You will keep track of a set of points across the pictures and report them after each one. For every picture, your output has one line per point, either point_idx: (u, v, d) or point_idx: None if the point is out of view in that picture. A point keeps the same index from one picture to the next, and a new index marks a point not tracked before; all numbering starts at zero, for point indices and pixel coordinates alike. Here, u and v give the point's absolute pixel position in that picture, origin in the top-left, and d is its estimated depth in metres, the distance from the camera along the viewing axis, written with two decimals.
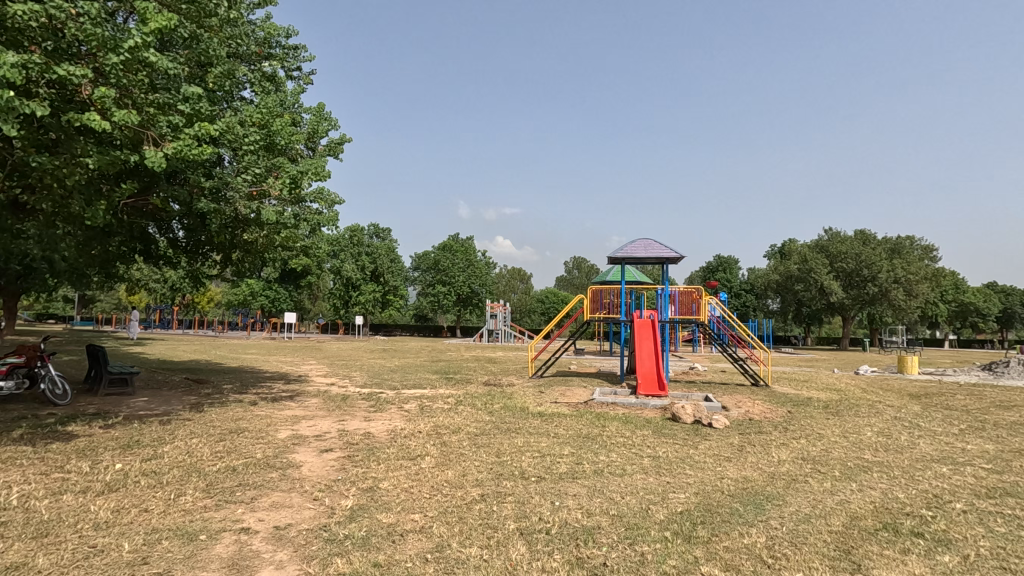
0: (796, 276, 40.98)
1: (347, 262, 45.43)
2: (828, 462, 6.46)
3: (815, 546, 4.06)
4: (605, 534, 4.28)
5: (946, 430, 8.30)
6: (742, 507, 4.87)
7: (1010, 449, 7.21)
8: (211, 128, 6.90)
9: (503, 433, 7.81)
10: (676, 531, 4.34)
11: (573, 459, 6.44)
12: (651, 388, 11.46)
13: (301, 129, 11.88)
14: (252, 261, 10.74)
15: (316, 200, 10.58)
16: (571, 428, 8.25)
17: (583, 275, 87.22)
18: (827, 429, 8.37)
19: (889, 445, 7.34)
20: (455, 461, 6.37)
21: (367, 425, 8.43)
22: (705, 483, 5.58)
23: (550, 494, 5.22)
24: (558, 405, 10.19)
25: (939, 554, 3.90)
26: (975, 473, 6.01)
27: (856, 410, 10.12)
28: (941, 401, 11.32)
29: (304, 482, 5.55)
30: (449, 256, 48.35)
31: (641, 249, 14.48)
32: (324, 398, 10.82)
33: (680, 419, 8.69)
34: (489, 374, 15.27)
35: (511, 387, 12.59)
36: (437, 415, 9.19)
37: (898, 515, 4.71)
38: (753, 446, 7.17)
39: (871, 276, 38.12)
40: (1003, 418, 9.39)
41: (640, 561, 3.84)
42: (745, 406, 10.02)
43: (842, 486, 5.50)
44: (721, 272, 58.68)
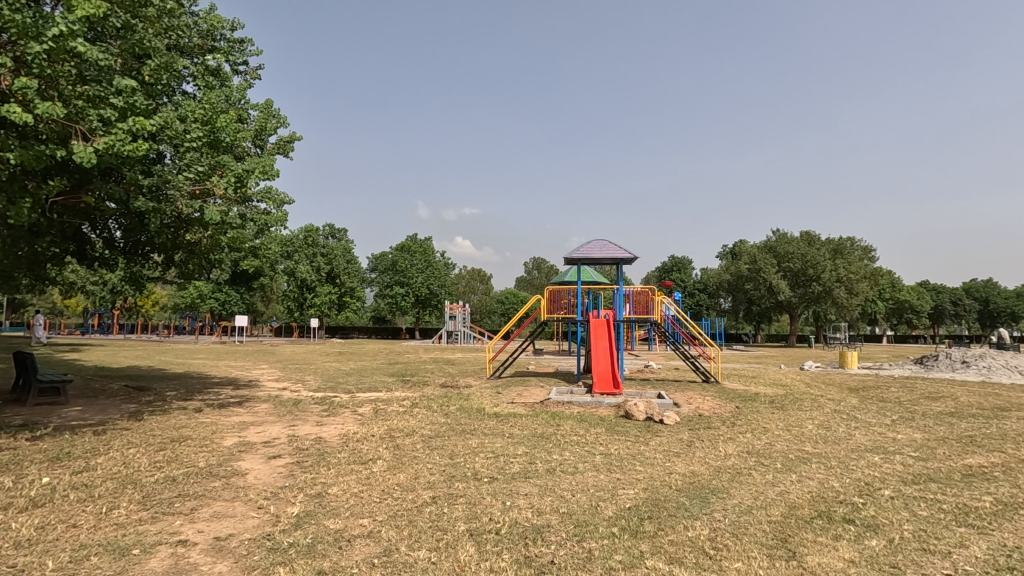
0: (746, 276, 42.49)
1: (301, 262, 44.26)
2: (771, 455, 6.72)
3: (754, 536, 4.21)
4: (554, 532, 4.32)
5: (880, 422, 8.77)
6: (688, 501, 5.00)
7: (935, 437, 7.68)
8: (146, 123, 6.58)
9: (457, 435, 7.79)
10: (624, 526, 4.43)
11: (525, 459, 6.47)
12: (606, 387, 11.66)
13: (248, 126, 11.53)
14: (196, 263, 10.31)
15: (264, 199, 10.27)
16: (526, 428, 8.28)
17: (543, 275, 87.94)
18: (772, 423, 8.70)
19: (827, 437, 7.70)
20: (408, 464, 6.31)
21: (319, 430, 8.24)
22: (654, 478, 5.71)
23: (502, 494, 5.24)
24: (514, 406, 10.21)
25: (867, 539, 4.12)
26: (903, 461, 6.38)
27: (799, 404, 10.58)
28: (877, 394, 11.95)
29: (249, 490, 5.37)
30: (407, 257, 47.92)
31: (597, 250, 14.70)
32: (274, 403, 10.50)
33: (633, 416, 8.88)
34: (447, 376, 15.18)
35: (468, 389, 12.56)
36: (391, 418, 9.07)
37: (832, 503, 4.95)
38: (702, 441, 7.38)
39: (816, 275, 39.83)
40: (930, 408, 10.01)
41: (587, 557, 3.89)
42: (695, 402, 10.34)
43: (783, 477, 5.73)
44: (676, 273, 60.34)
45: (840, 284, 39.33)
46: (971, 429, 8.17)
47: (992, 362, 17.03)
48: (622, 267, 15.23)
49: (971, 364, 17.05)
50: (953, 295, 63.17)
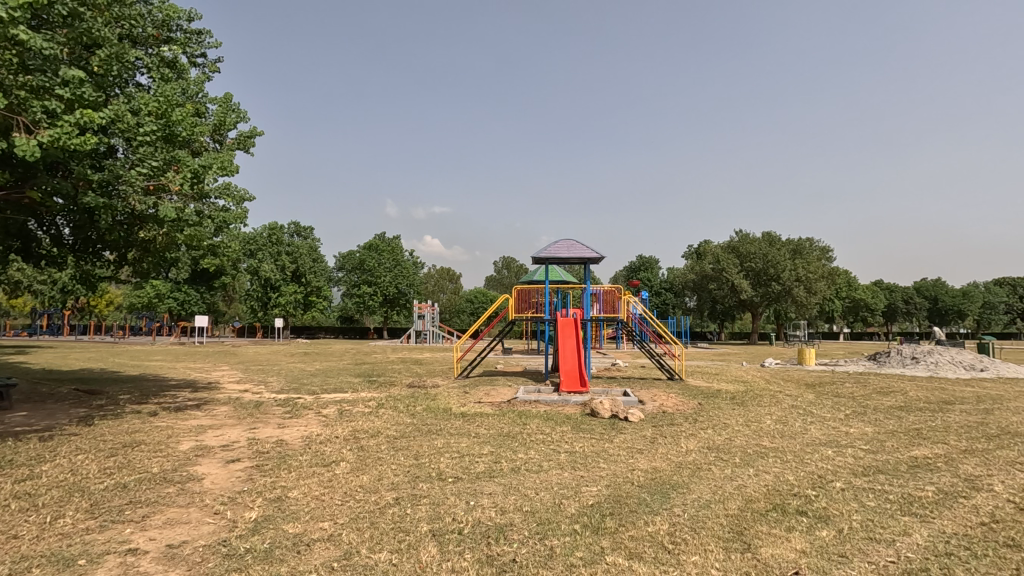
0: (710, 275, 43.48)
1: (265, 261, 43.22)
2: (730, 450, 6.90)
3: (712, 529, 4.32)
4: (516, 530, 4.34)
5: (834, 416, 9.11)
6: (649, 497, 5.10)
7: (885, 430, 8.01)
8: (95, 116, 6.33)
9: (423, 435, 7.73)
10: (586, 523, 4.47)
11: (491, 458, 6.48)
12: (573, 385, 11.76)
13: (205, 120, 11.20)
14: (151, 262, 9.96)
15: (222, 195, 9.99)
16: (492, 427, 8.30)
17: (513, 275, 88.11)
18: (732, 419, 8.93)
19: (784, 432, 7.94)
20: (372, 466, 6.23)
21: (281, 432, 8.07)
22: (617, 475, 5.79)
23: (465, 494, 5.23)
24: (481, 405, 10.20)
25: (819, 530, 4.26)
26: (854, 454, 6.63)
27: (758, 400, 10.88)
28: (833, 390, 12.40)
29: (205, 495, 5.22)
30: (375, 255, 47.37)
31: (564, 250, 14.79)
32: (234, 405, 10.24)
33: (598, 414, 8.98)
34: (414, 376, 15.04)
35: (435, 389, 12.49)
36: (356, 419, 8.95)
37: (786, 495, 5.11)
38: (664, 438, 7.52)
39: (777, 275, 41.03)
40: (880, 403, 10.44)
41: (549, 554, 3.92)
42: (659, 399, 10.52)
43: (741, 472, 5.88)
44: (643, 272, 61.32)
45: (800, 283, 40.60)
46: (918, 422, 8.55)
47: (939, 357, 17.83)
48: (589, 266, 15.37)
49: (921, 360, 17.81)
50: (905, 294, 65.93)
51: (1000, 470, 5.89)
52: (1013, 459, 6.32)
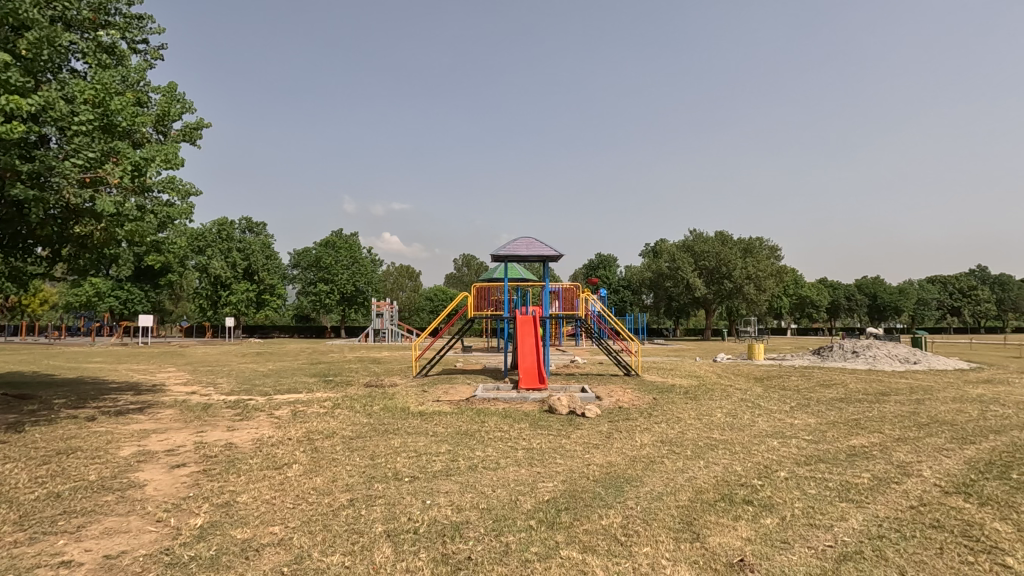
0: (666, 274, 44.52)
1: (214, 258, 41.61)
2: (683, 443, 7.10)
3: (663, 520, 4.44)
4: (472, 528, 4.35)
5: (780, 409, 9.50)
6: (603, 491, 5.19)
7: (826, 421, 8.41)
8: (23, 102, 5.94)
9: (379, 435, 7.63)
10: (541, 519, 4.52)
11: (448, 457, 6.46)
12: (532, 382, 11.85)
13: (148, 110, 10.70)
14: (88, 258, 9.44)
15: (166, 189, 9.57)
16: (450, 426, 8.26)
17: (473, 273, 87.90)
18: (685, 413, 9.19)
19: (733, 424, 8.22)
20: (326, 467, 6.11)
21: (230, 435, 7.79)
22: (573, 470, 5.87)
23: (422, 493, 5.19)
24: (439, 404, 10.14)
25: (763, 518, 4.44)
26: (798, 444, 6.94)
27: (710, 394, 11.24)
28: (780, 383, 12.94)
29: (147, 502, 5.00)
30: (332, 253, 46.37)
31: (523, 248, 14.87)
32: (180, 409, 9.82)
33: (556, 410, 9.07)
34: (371, 375, 14.80)
35: (393, 388, 12.33)
36: (310, 420, 8.74)
37: (734, 486, 5.30)
38: (619, 433, 7.67)
39: (729, 273, 42.45)
40: (823, 395, 10.95)
41: (504, 551, 3.94)
42: (615, 395, 10.72)
43: (692, 464, 6.07)
44: (601, 270, 62.29)
45: (750, 281, 42.07)
46: (857, 413, 9.02)
47: (877, 351, 18.84)
48: (548, 264, 15.51)
49: (860, 354, 18.79)
50: (847, 292, 69.27)
51: (929, 456, 6.28)
52: (940, 446, 6.75)
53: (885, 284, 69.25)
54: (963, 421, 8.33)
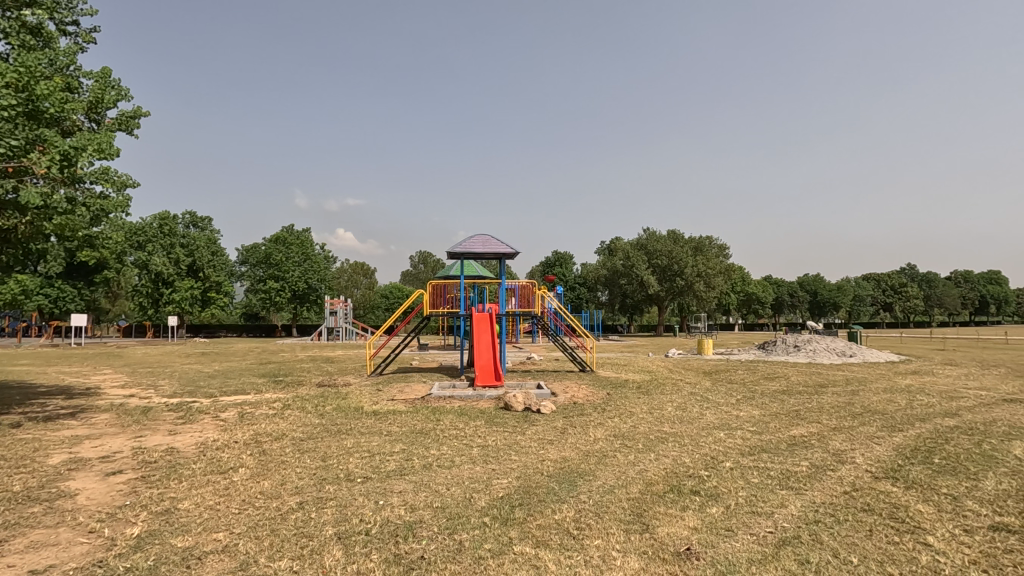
0: (621, 271, 45.38)
1: (156, 254, 39.63)
2: (635, 436, 7.27)
3: (614, 513, 4.53)
4: (425, 527, 4.31)
5: (727, 401, 9.87)
6: (557, 486, 5.26)
7: (769, 413, 8.80)
8: None
9: (331, 436, 7.46)
10: (495, 515, 4.53)
11: (402, 456, 6.38)
12: (488, 379, 11.86)
13: (79, 96, 10.07)
14: (13, 253, 8.80)
15: (99, 180, 9.02)
16: (405, 425, 8.17)
17: (430, 270, 87.12)
18: (637, 407, 9.41)
19: (682, 417, 8.48)
20: (274, 470, 5.93)
21: (171, 440, 7.44)
22: (527, 466, 5.92)
23: (374, 493, 5.11)
24: (394, 403, 10.02)
25: (709, 507, 4.60)
26: (742, 435, 7.23)
27: (662, 388, 11.55)
28: (727, 377, 13.43)
29: (79, 513, 4.72)
30: (282, 249, 44.97)
31: (479, 245, 14.82)
32: (117, 413, 9.30)
33: (512, 407, 9.11)
34: (323, 375, 14.45)
35: (347, 387, 12.09)
36: (258, 422, 8.45)
37: (682, 477, 5.47)
38: (574, 428, 7.78)
39: (680, 271, 43.64)
40: (766, 388, 11.44)
41: (458, 549, 3.93)
42: (570, 391, 10.86)
43: (643, 457, 6.22)
44: (558, 268, 62.93)
45: (701, 279, 43.36)
46: (797, 404, 9.47)
47: (817, 345, 19.80)
48: (504, 262, 15.53)
49: (802, 348, 19.70)
50: (790, 289, 72.45)
51: (861, 444, 6.66)
52: (872, 434, 7.16)
53: (825, 281, 72.78)
54: (893, 410, 8.87)
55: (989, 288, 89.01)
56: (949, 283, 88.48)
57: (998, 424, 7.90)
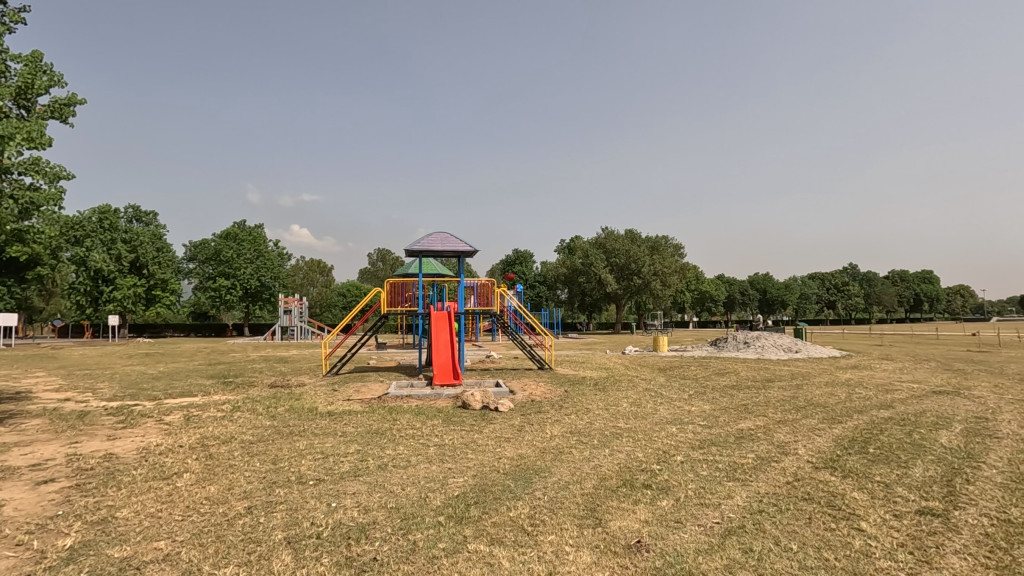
0: (580, 269, 45.85)
1: (94, 250, 37.55)
2: (590, 433, 7.38)
3: (568, 509, 4.59)
4: (379, 528, 4.26)
5: (680, 397, 10.16)
6: (513, 483, 5.29)
7: (719, 407, 9.12)
8: None
9: (283, 438, 7.26)
10: (450, 514, 4.52)
11: (357, 457, 6.28)
12: (446, 378, 11.81)
13: (6, 81, 9.45)
14: None
15: (29, 171, 8.50)
16: (360, 425, 8.03)
17: (389, 268, 85.90)
18: (593, 404, 9.56)
19: (637, 413, 8.67)
20: (221, 474, 5.72)
21: (110, 445, 7.07)
22: (484, 465, 5.93)
23: (327, 495, 5.01)
24: (350, 403, 9.84)
25: (660, 500, 4.73)
26: (693, 429, 7.45)
27: (618, 385, 11.77)
28: (680, 373, 13.82)
29: (4, 525, 4.42)
30: (233, 246, 43.42)
31: (438, 243, 14.70)
32: (50, 418, 8.77)
33: (469, 406, 9.10)
34: (276, 375, 14.03)
35: (301, 388, 11.79)
36: (206, 425, 8.15)
37: (635, 471, 5.59)
38: (531, 426, 7.84)
39: (638, 269, 44.52)
40: (717, 383, 11.82)
41: (412, 549, 3.90)
42: (528, 389, 10.92)
43: (598, 453, 6.32)
44: (518, 266, 63.18)
45: (657, 277, 44.36)
46: (746, 398, 9.84)
47: (765, 342, 20.57)
48: (463, 260, 15.45)
49: (751, 344, 20.44)
50: (741, 287, 75.03)
51: (804, 436, 6.96)
52: (813, 426, 7.51)
53: (774, 279, 75.76)
54: (833, 403, 9.33)
55: (923, 286, 94.63)
56: (886, 282, 93.54)
57: (927, 414, 8.43)
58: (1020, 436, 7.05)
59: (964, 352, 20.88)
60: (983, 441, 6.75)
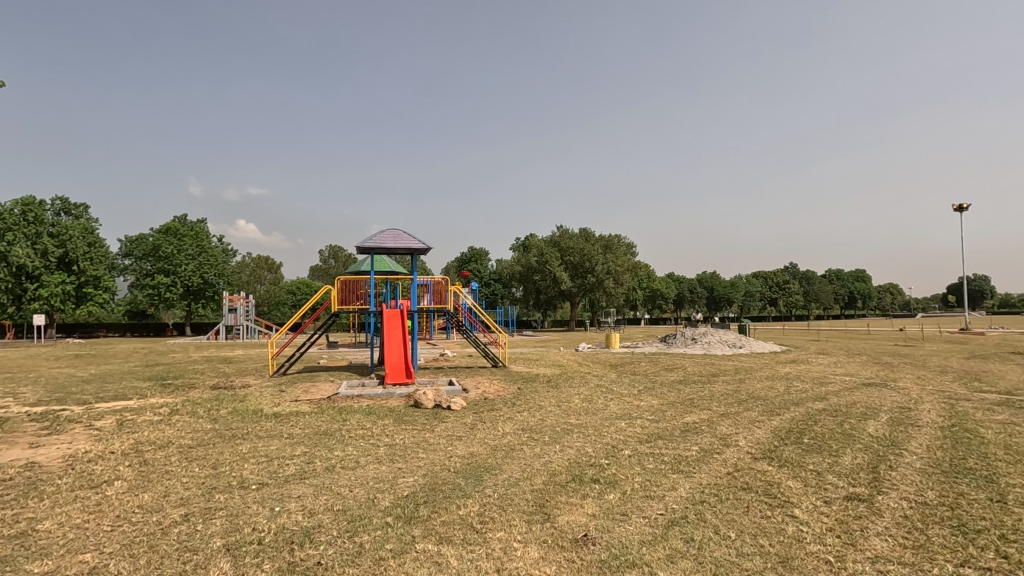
0: (535, 267, 46.19)
1: (17, 244, 34.99)
2: (542, 429, 7.45)
3: (518, 505, 4.62)
4: (324, 531, 4.16)
5: (630, 392, 10.41)
6: (463, 481, 5.27)
7: (667, 402, 9.39)
8: None
9: (224, 441, 6.98)
10: (399, 514, 4.46)
11: (303, 459, 6.11)
12: (399, 377, 11.69)
13: None
14: None
15: None
16: (308, 426, 7.82)
17: (341, 265, 84.06)
18: (546, 400, 9.65)
19: (588, 409, 8.82)
20: (157, 481, 5.45)
21: (32, 454, 6.60)
22: (434, 463, 5.88)
23: (270, 500, 4.86)
24: (297, 404, 9.57)
25: (607, 494, 4.82)
26: (641, 424, 7.64)
27: (570, 382, 11.93)
28: (631, 369, 14.13)
29: None
30: (173, 241, 41.34)
31: (390, 240, 14.47)
32: None
33: (422, 404, 9.01)
34: (219, 377, 13.46)
35: (245, 389, 11.36)
36: (140, 430, 7.73)
37: (585, 466, 5.69)
38: (483, 423, 7.84)
39: (592, 267, 45.22)
40: (665, 378, 12.17)
41: (358, 551, 3.83)
42: (482, 387, 10.91)
43: (548, 449, 6.39)
44: (473, 263, 63.05)
45: (610, 275, 45.19)
46: (692, 393, 10.18)
47: (711, 338, 21.35)
48: (416, 257, 15.26)
49: (698, 340, 21.14)
50: (690, 285, 77.51)
51: (744, 428, 7.26)
52: (754, 418, 7.85)
53: (721, 278, 78.60)
54: (772, 396, 9.79)
55: (856, 284, 100.28)
56: (824, 280, 98.59)
57: (858, 405, 8.95)
58: (938, 424, 7.60)
59: (891, 346, 22.35)
60: (905, 429, 7.24)
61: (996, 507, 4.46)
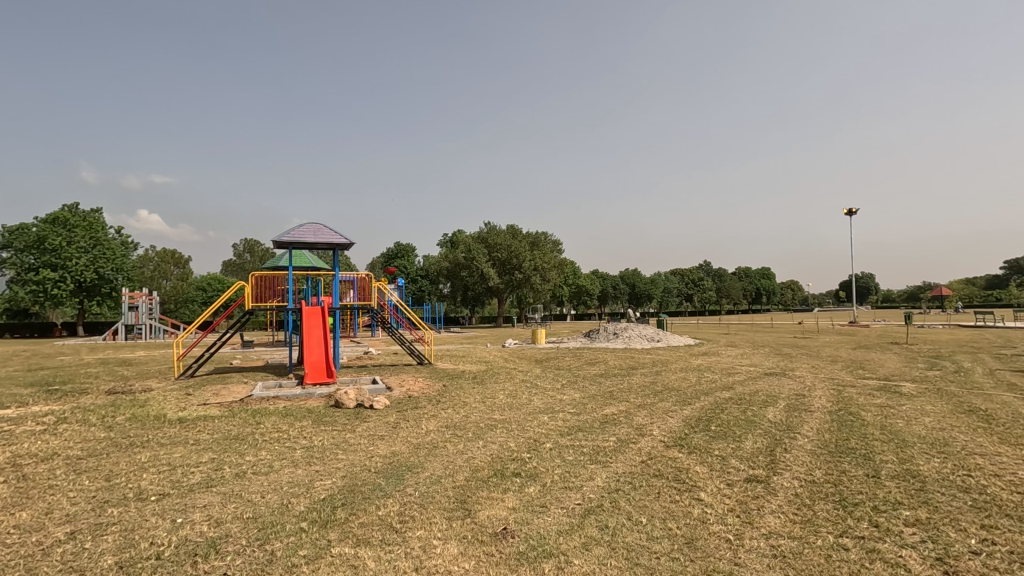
0: (463, 263, 46.01)
1: None
2: (466, 426, 7.46)
3: (439, 503, 4.60)
4: (232, 541, 3.95)
5: (554, 386, 10.63)
6: (384, 481, 5.18)
7: (588, 395, 9.70)
8: None
9: (120, 451, 6.43)
10: (315, 519, 4.32)
11: (211, 466, 5.76)
12: (319, 376, 11.27)
13: None
14: None
15: None
16: (218, 431, 7.37)
17: (258, 260, 79.67)
18: (470, 397, 9.67)
19: (512, 404, 8.93)
20: (39, 497, 4.93)
21: None
22: (354, 464, 5.73)
23: (172, 511, 4.55)
24: (206, 407, 8.99)
25: (527, 487, 4.91)
26: (563, 417, 7.84)
27: (495, 378, 12.01)
28: (556, 364, 14.43)
29: None
30: (61, 232, 37.44)
31: (310, 234, 13.86)
32: None
33: (342, 404, 8.74)
34: (116, 380, 12.36)
35: (147, 393, 10.53)
36: (18, 442, 6.94)
37: (506, 460, 5.77)
38: (406, 422, 7.72)
39: (519, 264, 45.61)
40: (587, 372, 12.53)
41: (269, 559, 3.68)
42: (406, 385, 10.74)
43: (471, 445, 6.41)
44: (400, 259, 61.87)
45: (537, 272, 45.84)
46: (612, 386, 10.57)
47: (631, 332, 22.22)
48: (338, 253, 14.73)
49: (620, 335, 21.96)
50: (614, 282, 80.30)
51: (658, 418, 7.63)
52: (668, 409, 8.27)
53: (642, 274, 81.92)
54: (685, 386, 10.36)
55: (763, 282, 107.96)
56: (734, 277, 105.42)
57: (760, 393, 9.68)
58: (827, 408, 8.38)
59: (791, 338, 24.30)
60: (800, 415, 7.90)
61: (871, 481, 4.99)
